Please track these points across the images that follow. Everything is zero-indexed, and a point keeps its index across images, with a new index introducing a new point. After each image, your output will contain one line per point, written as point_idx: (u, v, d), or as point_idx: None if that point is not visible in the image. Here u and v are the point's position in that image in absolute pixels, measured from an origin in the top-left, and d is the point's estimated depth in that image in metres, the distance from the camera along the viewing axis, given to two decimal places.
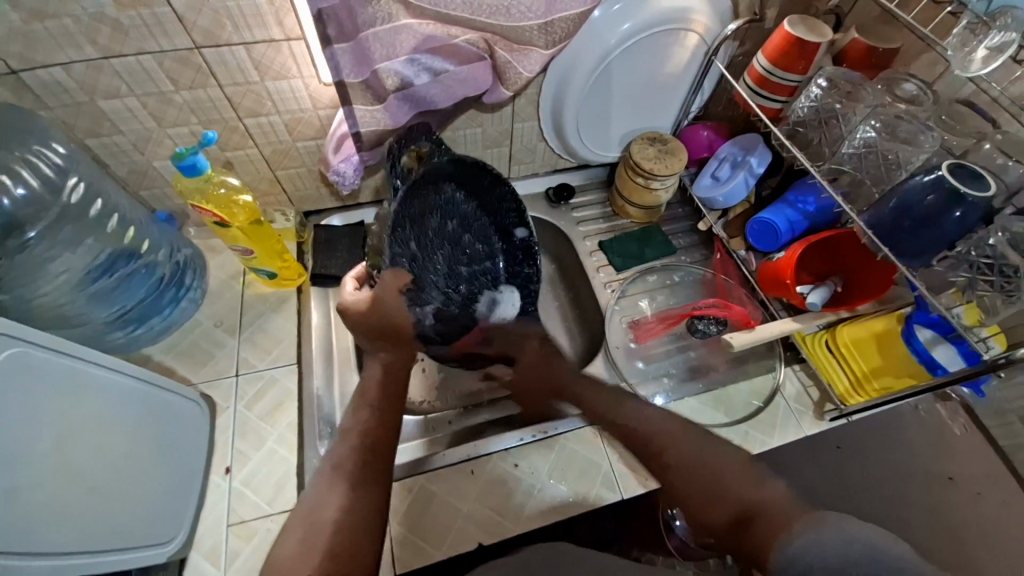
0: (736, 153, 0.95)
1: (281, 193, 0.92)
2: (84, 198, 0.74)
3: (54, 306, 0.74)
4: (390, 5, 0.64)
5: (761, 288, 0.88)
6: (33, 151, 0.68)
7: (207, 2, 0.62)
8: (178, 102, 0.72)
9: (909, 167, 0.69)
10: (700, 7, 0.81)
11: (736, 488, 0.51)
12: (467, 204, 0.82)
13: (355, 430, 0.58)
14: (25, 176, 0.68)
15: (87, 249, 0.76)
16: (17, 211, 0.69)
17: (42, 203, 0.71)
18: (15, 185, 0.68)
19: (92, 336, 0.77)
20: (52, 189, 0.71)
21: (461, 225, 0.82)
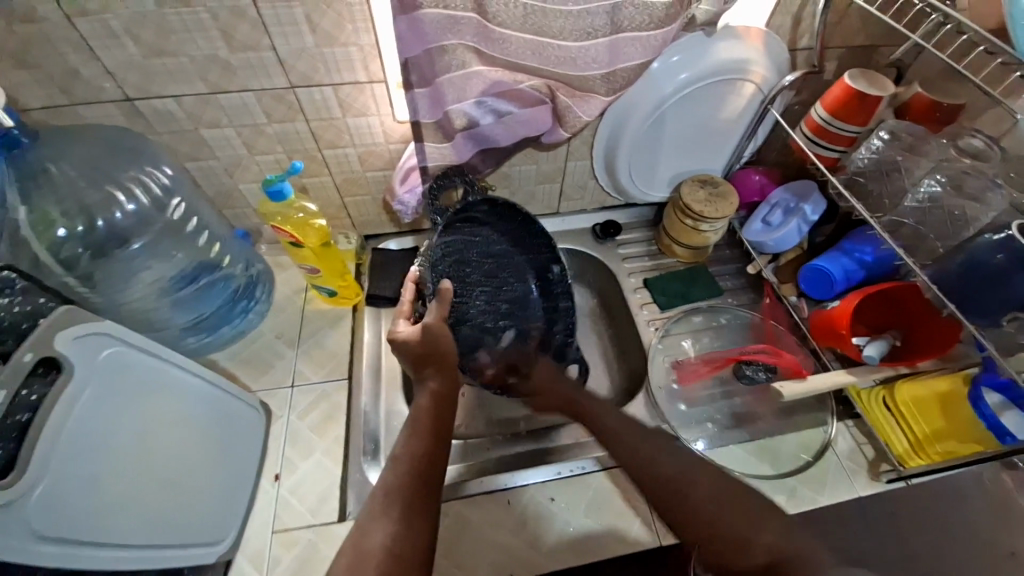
0: (788, 200, 0.95)
1: (346, 218, 0.99)
2: (182, 216, 0.84)
3: (140, 309, 0.82)
4: (464, 53, 0.70)
5: (814, 337, 0.86)
6: (145, 171, 0.79)
7: (306, 48, 0.69)
8: (268, 133, 0.80)
9: (977, 225, 0.67)
10: (757, 58, 0.83)
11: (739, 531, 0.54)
12: (501, 242, 0.91)
13: (402, 457, 0.57)
14: (135, 194, 0.80)
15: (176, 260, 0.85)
16: (126, 223, 0.80)
17: (149, 218, 0.82)
18: (126, 201, 0.79)
19: (169, 339, 0.85)
20: (159, 206, 0.82)
21: (496, 265, 0.90)
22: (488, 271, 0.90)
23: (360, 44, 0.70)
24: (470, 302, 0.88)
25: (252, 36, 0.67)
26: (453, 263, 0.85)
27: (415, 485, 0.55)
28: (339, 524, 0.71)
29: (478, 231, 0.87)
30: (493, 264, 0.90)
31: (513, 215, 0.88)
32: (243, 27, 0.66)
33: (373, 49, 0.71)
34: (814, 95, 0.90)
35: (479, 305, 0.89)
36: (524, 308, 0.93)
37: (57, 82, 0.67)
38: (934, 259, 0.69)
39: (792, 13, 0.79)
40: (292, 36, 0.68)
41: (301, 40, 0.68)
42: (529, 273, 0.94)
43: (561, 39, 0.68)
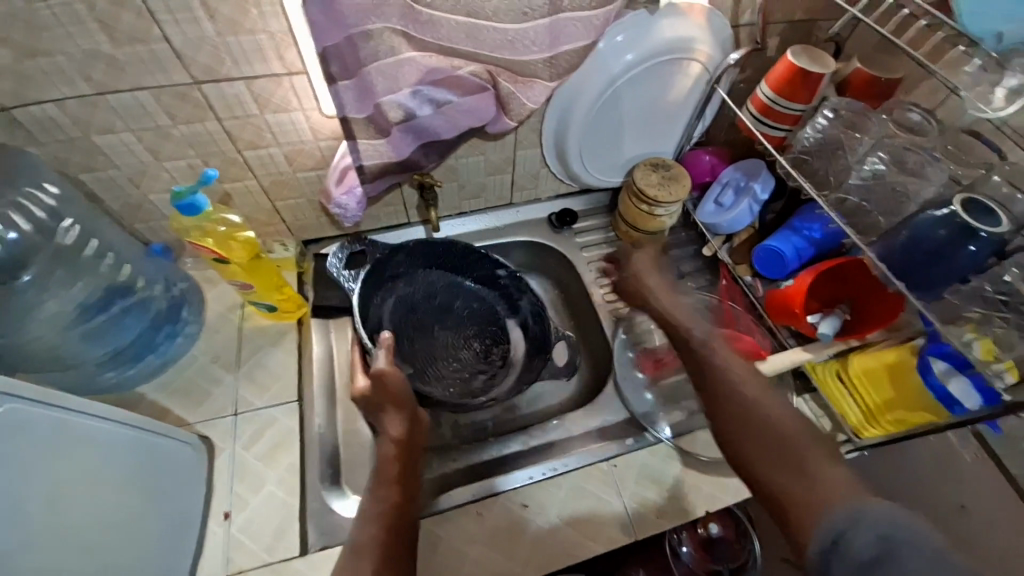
0: (738, 178, 0.95)
1: (280, 224, 0.91)
2: (78, 239, 0.75)
3: (48, 347, 0.74)
4: (392, 38, 0.63)
5: (769, 316, 0.86)
6: (25, 194, 0.70)
7: (206, 37, 0.61)
8: (175, 136, 0.71)
9: (919, 199, 0.68)
10: (701, 36, 0.80)
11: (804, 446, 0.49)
12: (438, 279, 0.97)
13: (376, 508, 0.59)
14: (15, 220, 0.71)
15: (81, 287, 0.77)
16: (13, 252, 0.72)
17: (34, 245, 0.73)
18: (5, 230, 0.71)
19: (84, 377, 0.76)
20: (45, 232, 0.74)
21: (448, 297, 0.96)
22: (440, 306, 0.96)
23: (271, 31, 0.62)
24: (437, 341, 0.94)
25: (137, 25, 0.58)
26: (403, 317, 0.92)
27: (382, 538, 0.56)
28: (300, 559, 0.66)
29: (411, 274, 0.94)
30: (444, 300, 0.96)
31: (439, 250, 0.94)
32: (124, 15, 0.56)
33: (286, 36, 0.63)
34: (760, 72, 0.88)
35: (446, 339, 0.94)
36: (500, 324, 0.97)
37: None
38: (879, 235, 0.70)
39: None
40: (187, 24, 0.59)
41: (199, 28, 0.59)
42: (480, 291, 0.98)
43: (498, 22, 0.62)
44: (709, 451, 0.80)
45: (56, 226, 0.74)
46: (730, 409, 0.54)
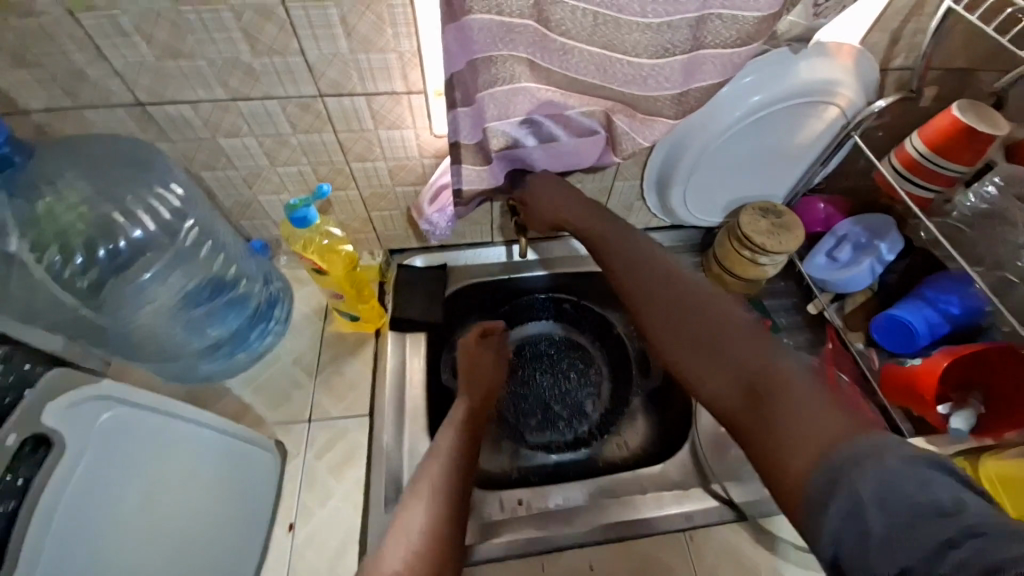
0: (859, 235, 0.86)
1: (371, 233, 0.91)
2: (196, 240, 0.78)
3: (154, 334, 0.78)
4: (514, 66, 0.61)
5: (884, 392, 0.78)
6: (156, 193, 0.73)
7: (339, 53, 0.61)
8: (292, 144, 0.72)
9: None
10: (846, 79, 0.73)
11: (772, 368, 0.46)
12: (518, 332, 1.01)
13: (445, 444, 0.66)
14: (144, 220, 0.75)
15: (182, 278, 0.78)
16: (131, 250, 0.76)
17: (158, 243, 0.76)
18: (133, 227, 0.75)
19: (188, 367, 0.80)
20: (168, 232, 0.76)
21: (532, 349, 1.00)
22: (533, 357, 0.99)
23: (401, 51, 0.61)
24: (539, 390, 0.96)
25: (278, 37, 0.59)
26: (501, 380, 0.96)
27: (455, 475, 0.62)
28: None
29: None
30: (530, 355, 0.99)
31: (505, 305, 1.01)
32: (268, 28, 0.58)
33: (414, 56, 0.62)
34: (901, 123, 0.79)
35: (546, 386, 0.96)
36: (592, 361, 1.00)
37: (58, 82, 0.60)
38: None
39: (892, 29, 0.68)
40: (324, 40, 0.59)
41: (334, 44, 0.60)
42: (557, 332, 1.02)
43: (635, 56, 0.58)
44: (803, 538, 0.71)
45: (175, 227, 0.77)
46: (664, 295, 0.61)
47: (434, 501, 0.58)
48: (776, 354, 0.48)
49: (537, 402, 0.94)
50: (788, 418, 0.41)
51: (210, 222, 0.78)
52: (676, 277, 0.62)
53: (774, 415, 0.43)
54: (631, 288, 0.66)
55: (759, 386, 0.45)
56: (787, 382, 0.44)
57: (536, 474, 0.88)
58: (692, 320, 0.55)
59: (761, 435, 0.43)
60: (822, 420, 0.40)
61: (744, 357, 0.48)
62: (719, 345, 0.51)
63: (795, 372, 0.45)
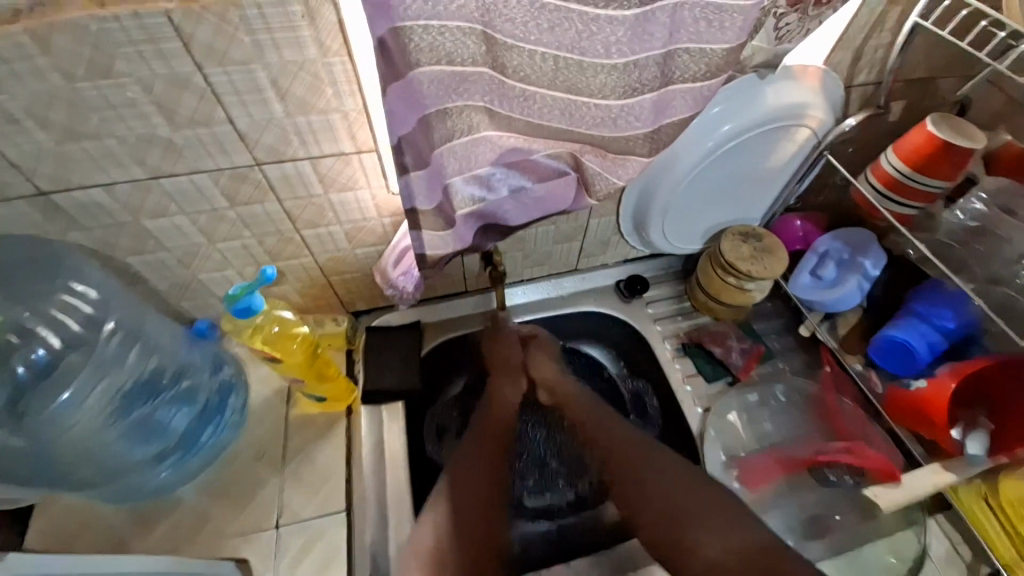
0: (840, 250, 0.84)
1: (333, 298, 0.83)
2: (122, 345, 0.66)
3: (83, 455, 0.64)
4: (472, 116, 0.55)
5: (891, 415, 0.76)
6: (66, 300, 0.63)
7: (274, 118, 0.54)
8: (230, 218, 0.64)
9: None
10: (815, 101, 0.71)
11: (690, 526, 0.62)
12: None
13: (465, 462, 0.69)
14: (49, 335, 0.63)
15: (109, 389, 0.65)
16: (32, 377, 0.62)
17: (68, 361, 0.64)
18: (34, 347, 0.62)
19: (134, 484, 0.68)
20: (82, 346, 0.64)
21: None
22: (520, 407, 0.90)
23: (344, 110, 0.55)
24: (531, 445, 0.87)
25: (200, 108, 0.52)
26: None
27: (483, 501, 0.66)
28: None
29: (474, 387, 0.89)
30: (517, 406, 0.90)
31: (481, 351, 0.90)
32: (185, 98, 0.50)
33: (359, 114, 0.56)
34: (871, 137, 0.78)
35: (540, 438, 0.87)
36: None
37: None
38: None
39: (854, 48, 0.67)
40: (254, 106, 0.52)
41: (267, 109, 0.53)
42: None
43: (602, 98, 0.53)
44: None
45: (93, 334, 0.65)
46: (612, 459, 0.71)
47: (452, 525, 0.62)
48: (748, 525, 0.60)
49: (531, 464, 0.86)
50: None
51: (139, 320, 0.68)
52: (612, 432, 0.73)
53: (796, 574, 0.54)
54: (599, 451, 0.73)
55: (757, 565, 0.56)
56: (707, 536, 0.60)
57: (539, 545, 0.81)
58: (635, 446, 0.71)
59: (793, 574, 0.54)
60: None
61: (672, 473, 0.67)
62: (672, 500, 0.64)
63: (768, 543, 0.58)
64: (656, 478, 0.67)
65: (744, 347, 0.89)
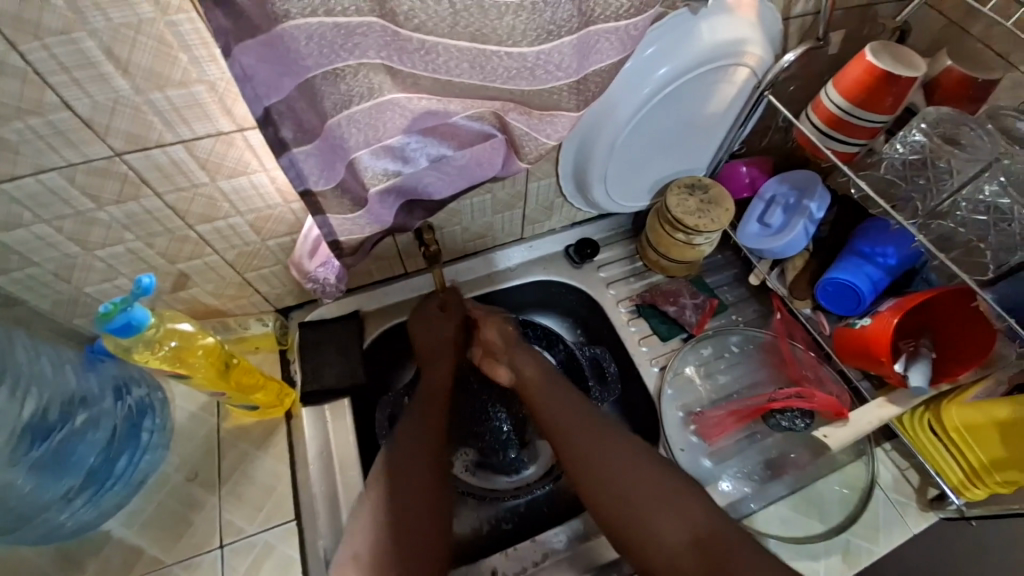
0: (787, 194, 0.81)
1: (253, 296, 0.75)
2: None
3: None
4: (371, 76, 0.47)
5: (839, 356, 0.75)
6: None
7: (122, 98, 0.45)
8: (103, 221, 0.55)
9: None
10: (753, 36, 0.66)
11: (689, 533, 0.59)
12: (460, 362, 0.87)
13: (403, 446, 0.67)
14: None
15: None
16: None
17: None
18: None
19: (48, 531, 0.61)
20: None
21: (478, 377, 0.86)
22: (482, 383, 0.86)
23: (209, 80, 0.46)
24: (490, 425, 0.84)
25: (23, 93, 0.42)
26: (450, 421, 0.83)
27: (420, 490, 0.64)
28: None
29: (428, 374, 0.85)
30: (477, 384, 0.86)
31: None
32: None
33: (231, 84, 0.47)
34: (811, 73, 0.74)
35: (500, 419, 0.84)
36: None
37: None
38: (999, 274, 0.59)
39: None
40: (94, 84, 0.43)
41: (110, 87, 0.44)
42: None
43: (514, 45, 0.46)
44: (787, 531, 0.71)
45: None
46: (576, 455, 0.67)
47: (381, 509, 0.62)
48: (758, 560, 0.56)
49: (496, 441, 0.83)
50: None
51: (7, 350, 0.59)
52: (613, 440, 0.67)
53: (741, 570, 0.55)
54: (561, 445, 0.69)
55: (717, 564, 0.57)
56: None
57: (506, 520, 0.79)
58: (647, 476, 0.64)
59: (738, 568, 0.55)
60: None
61: (707, 519, 0.60)
62: (633, 504, 0.62)
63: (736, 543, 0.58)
64: (621, 467, 0.65)
65: (698, 303, 0.87)
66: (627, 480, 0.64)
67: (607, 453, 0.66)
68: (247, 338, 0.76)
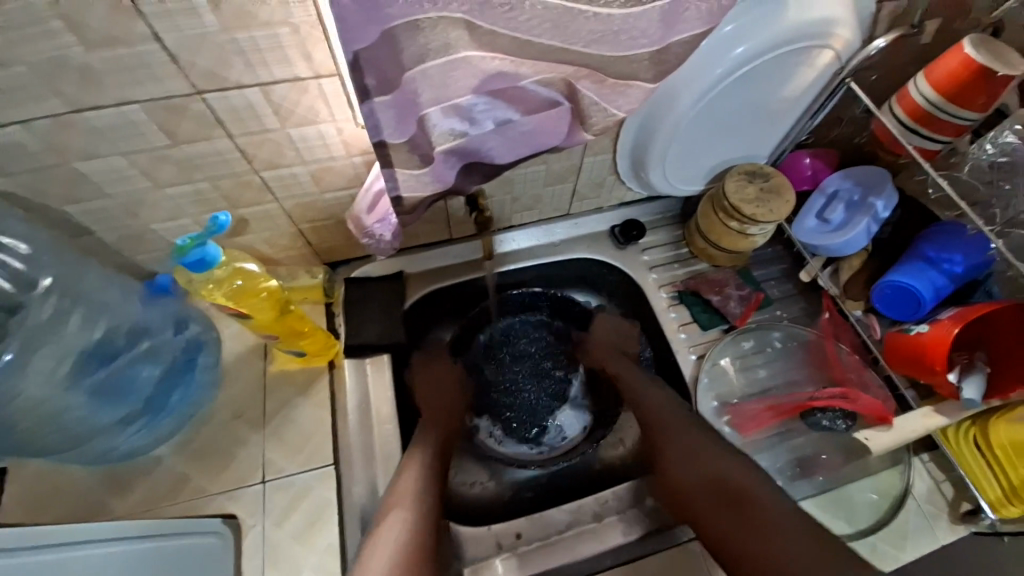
0: (851, 191, 0.78)
1: (304, 247, 0.76)
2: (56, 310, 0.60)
3: (44, 415, 0.59)
4: (449, 30, 0.45)
5: (888, 361, 0.73)
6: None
7: (210, 34, 0.45)
8: (176, 158, 0.56)
9: None
10: (844, 17, 0.62)
11: (710, 472, 0.68)
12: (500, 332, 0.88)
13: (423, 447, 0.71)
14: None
15: (50, 351, 0.59)
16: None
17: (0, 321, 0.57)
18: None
19: (104, 450, 0.65)
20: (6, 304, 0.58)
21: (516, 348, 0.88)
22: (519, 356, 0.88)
23: (293, 22, 0.46)
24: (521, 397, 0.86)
25: (117, 23, 0.42)
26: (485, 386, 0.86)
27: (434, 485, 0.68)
28: None
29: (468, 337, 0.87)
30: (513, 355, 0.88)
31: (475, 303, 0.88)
32: (97, 10, 0.41)
33: (314, 28, 0.47)
34: (897, 64, 0.70)
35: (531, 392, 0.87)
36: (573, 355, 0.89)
37: None
38: None
39: None
40: (186, 19, 0.43)
41: (200, 23, 0.44)
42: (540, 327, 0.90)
43: (603, 6, 0.45)
44: None
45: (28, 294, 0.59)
46: (635, 402, 0.79)
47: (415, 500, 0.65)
48: (764, 500, 0.62)
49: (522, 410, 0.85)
50: (756, 532, 0.60)
51: (75, 276, 0.62)
52: (653, 388, 0.79)
53: (753, 512, 0.62)
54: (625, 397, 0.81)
55: (734, 500, 0.64)
56: (757, 514, 0.61)
57: (528, 488, 0.81)
58: (687, 426, 0.73)
59: (749, 512, 0.62)
60: (785, 547, 0.57)
61: (730, 467, 0.67)
62: (669, 445, 0.72)
63: (752, 487, 0.64)
64: (707, 473, 0.67)
65: (743, 294, 0.86)
66: (663, 421, 0.75)
67: (719, 484, 0.66)
68: (296, 288, 0.78)
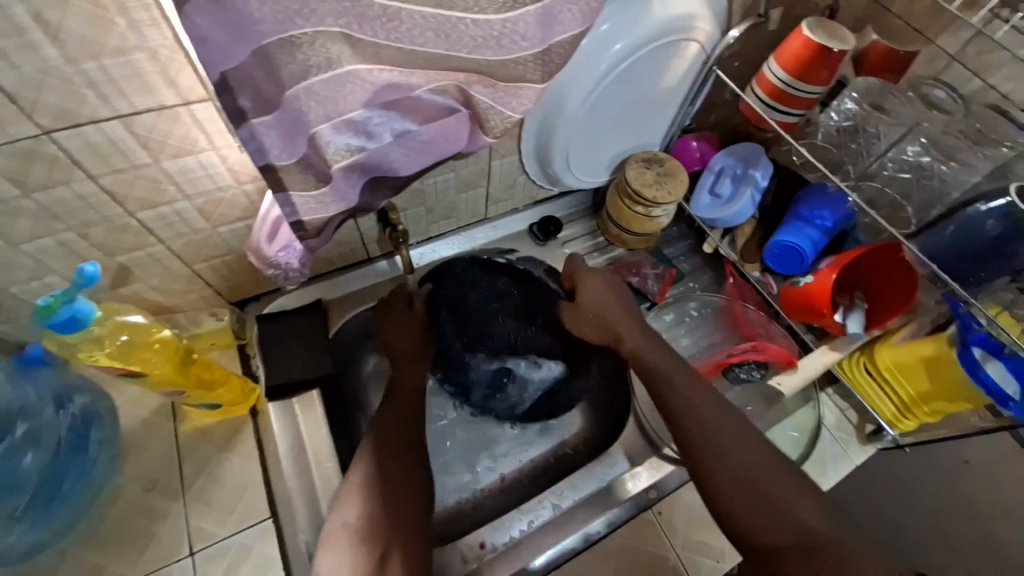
0: (734, 166, 0.86)
1: (204, 289, 0.70)
2: None
3: None
4: (328, 45, 0.44)
5: (787, 313, 0.82)
6: None
7: (51, 67, 0.40)
8: (29, 210, 0.49)
9: (955, 190, 0.65)
10: (701, 11, 0.68)
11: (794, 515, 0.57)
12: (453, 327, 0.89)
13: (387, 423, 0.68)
14: None
15: None
16: None
17: None
18: None
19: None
20: None
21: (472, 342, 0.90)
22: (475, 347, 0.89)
23: (150, 47, 0.42)
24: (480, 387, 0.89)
25: None
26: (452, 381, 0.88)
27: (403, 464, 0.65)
28: None
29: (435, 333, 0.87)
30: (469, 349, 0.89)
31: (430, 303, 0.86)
32: None
33: (174, 51, 0.43)
34: (752, 49, 0.79)
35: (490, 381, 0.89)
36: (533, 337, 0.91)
37: None
38: (919, 228, 0.66)
39: None
40: (17, 52, 0.38)
41: (38, 56, 0.39)
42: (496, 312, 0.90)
43: (479, 13, 0.45)
44: None
45: None
46: (712, 441, 0.63)
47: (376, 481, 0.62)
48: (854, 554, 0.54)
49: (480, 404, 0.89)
50: None
51: None
52: (725, 420, 0.65)
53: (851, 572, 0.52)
54: (692, 434, 0.64)
55: (815, 550, 0.54)
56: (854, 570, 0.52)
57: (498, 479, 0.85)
58: (766, 464, 0.62)
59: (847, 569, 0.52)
60: None
61: (810, 516, 0.57)
62: (748, 484, 0.60)
63: (843, 542, 0.55)
64: (792, 524, 0.57)
65: (658, 272, 0.92)
66: (746, 460, 0.62)
67: (785, 514, 0.58)
68: (201, 335, 0.72)
